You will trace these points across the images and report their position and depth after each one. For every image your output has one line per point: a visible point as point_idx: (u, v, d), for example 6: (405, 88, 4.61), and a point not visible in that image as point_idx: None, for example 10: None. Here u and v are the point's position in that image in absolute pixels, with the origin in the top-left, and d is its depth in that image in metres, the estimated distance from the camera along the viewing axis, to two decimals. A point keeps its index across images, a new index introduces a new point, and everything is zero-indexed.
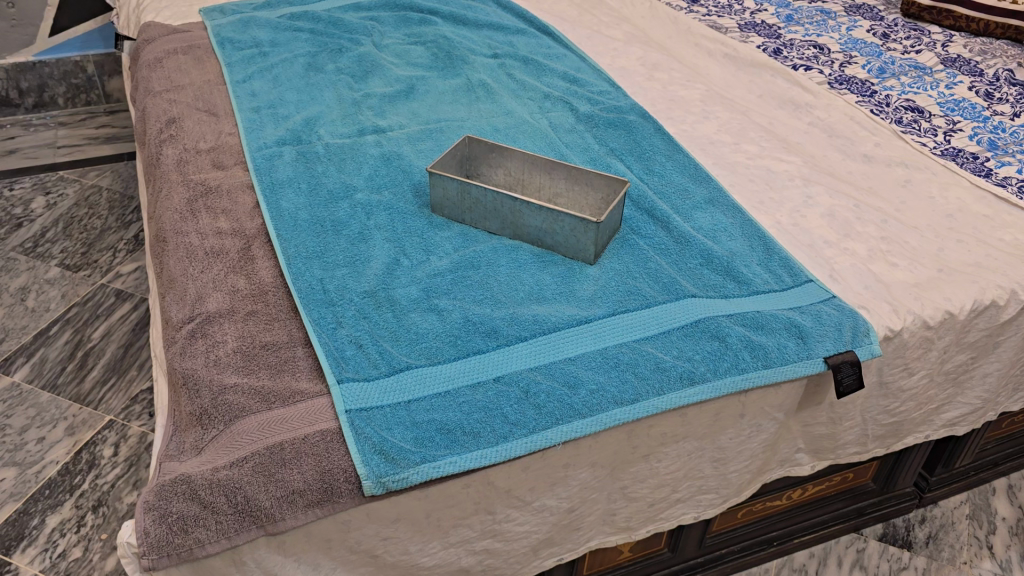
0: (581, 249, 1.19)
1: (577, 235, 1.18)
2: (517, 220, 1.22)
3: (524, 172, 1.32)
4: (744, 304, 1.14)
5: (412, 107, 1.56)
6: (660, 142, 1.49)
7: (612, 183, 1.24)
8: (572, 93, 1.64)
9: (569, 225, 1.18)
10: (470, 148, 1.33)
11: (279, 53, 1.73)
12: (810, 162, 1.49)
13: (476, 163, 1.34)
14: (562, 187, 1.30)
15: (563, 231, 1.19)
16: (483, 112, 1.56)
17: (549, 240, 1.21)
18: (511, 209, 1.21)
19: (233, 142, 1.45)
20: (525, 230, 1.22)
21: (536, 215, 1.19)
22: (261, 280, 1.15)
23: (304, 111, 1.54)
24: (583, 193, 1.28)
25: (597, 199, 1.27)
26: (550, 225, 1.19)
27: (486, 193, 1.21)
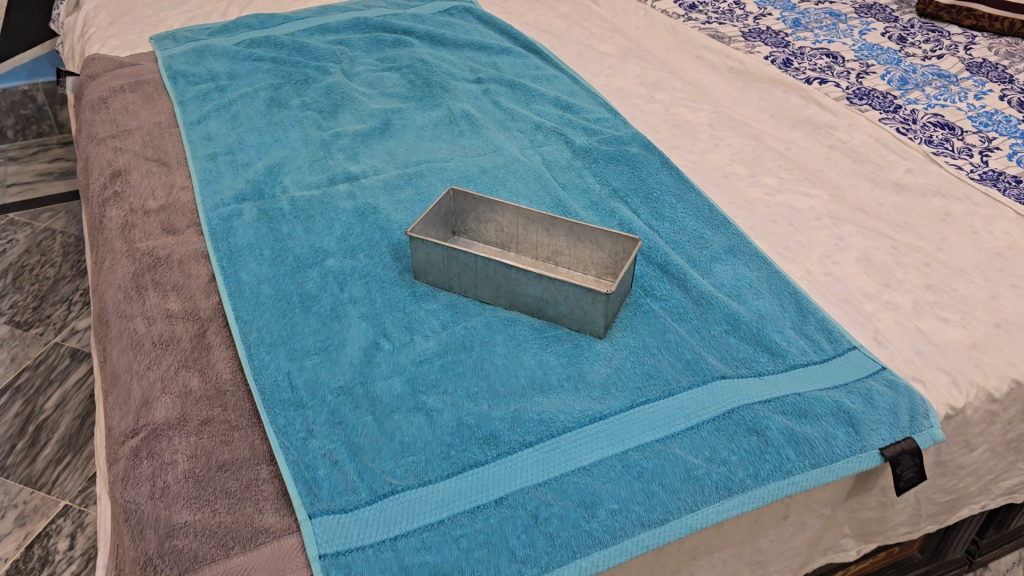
0: (589, 321, 1.03)
1: (583, 307, 1.02)
2: (513, 289, 1.05)
3: (518, 227, 1.15)
4: (782, 385, 0.98)
5: (388, 148, 1.39)
6: (668, 179, 1.33)
7: (621, 240, 1.08)
8: (566, 124, 1.47)
9: (575, 296, 1.01)
10: (455, 201, 1.17)
11: (238, 87, 1.55)
12: (836, 196, 1.33)
13: (462, 216, 1.18)
14: (562, 244, 1.13)
15: (566, 302, 1.03)
16: (468, 149, 1.40)
17: (550, 311, 1.05)
18: (505, 278, 1.05)
19: (186, 199, 1.27)
20: (522, 300, 1.06)
21: (535, 284, 1.03)
22: (218, 376, 0.98)
23: (266, 157, 1.37)
24: (587, 253, 1.12)
25: (603, 258, 1.11)
26: (551, 295, 1.03)
27: (476, 260, 1.05)
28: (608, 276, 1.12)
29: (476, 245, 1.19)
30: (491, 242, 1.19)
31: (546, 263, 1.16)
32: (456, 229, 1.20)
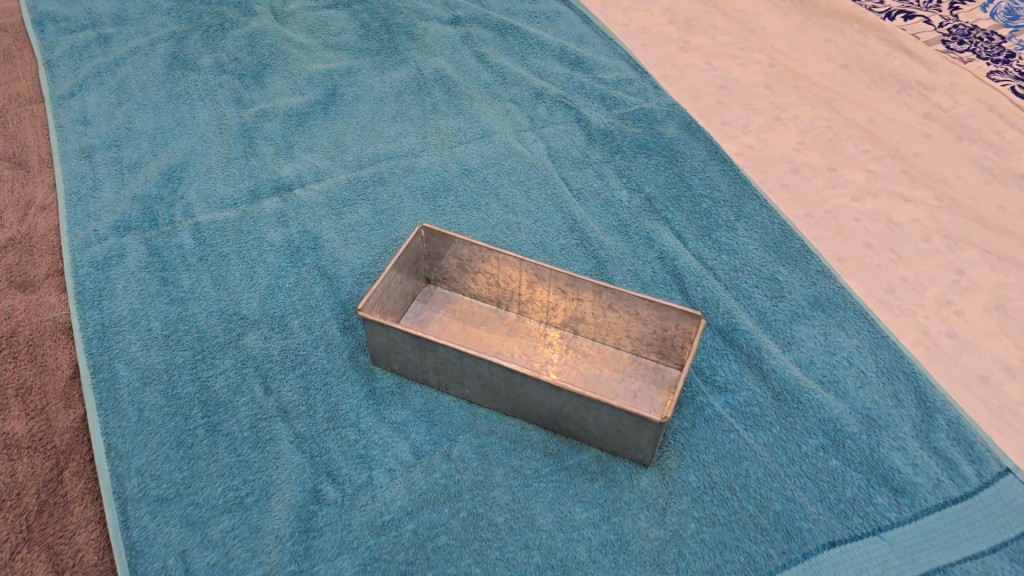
0: (631, 447, 0.70)
1: (624, 430, 0.68)
2: (517, 395, 0.72)
3: (520, 282, 0.80)
4: (914, 552, 0.67)
5: (335, 133, 1.01)
6: (720, 180, 0.97)
7: (678, 315, 0.74)
8: (575, 91, 1.09)
9: (613, 416, 0.68)
10: (429, 243, 0.81)
11: (128, 37, 1.14)
12: (946, 199, 0.98)
13: (439, 262, 0.82)
14: (585, 309, 0.79)
15: (597, 421, 0.69)
16: (443, 135, 1.02)
17: (572, 427, 0.72)
18: (506, 382, 0.71)
19: (46, 226, 0.90)
20: (530, 408, 0.72)
21: (551, 394, 0.69)
22: (75, 559, 0.65)
23: (164, 153, 0.98)
24: (621, 323, 0.78)
25: (646, 333, 0.77)
26: (574, 410, 0.69)
27: (464, 356, 0.70)
28: (651, 355, 0.79)
29: (460, 300, 0.84)
30: (481, 296, 0.84)
31: (560, 329, 0.82)
32: (430, 277, 0.84)
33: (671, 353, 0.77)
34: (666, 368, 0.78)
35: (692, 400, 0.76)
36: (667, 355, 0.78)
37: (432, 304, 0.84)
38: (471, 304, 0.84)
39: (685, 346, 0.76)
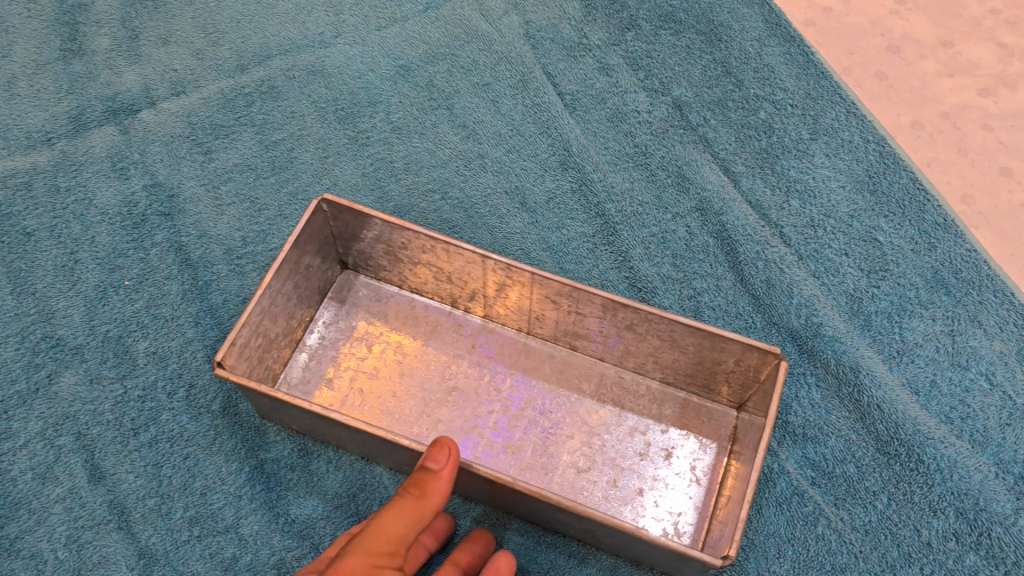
0: (667, 568, 0.44)
1: (654, 553, 0.43)
2: (482, 489, 0.45)
3: (487, 279, 0.51)
4: None
5: (204, 11, 0.67)
6: (784, 73, 0.65)
7: (743, 350, 0.46)
8: None
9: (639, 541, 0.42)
10: (340, 222, 0.51)
11: None
12: None
13: (360, 245, 0.53)
14: (588, 324, 0.50)
15: (609, 537, 0.44)
16: (368, 7, 0.68)
17: (567, 533, 0.46)
18: (464, 476, 0.44)
19: None
20: (501, 502, 0.46)
21: (535, 501, 0.43)
22: None
23: None
24: (645, 346, 0.50)
25: (684, 362, 0.50)
26: (573, 522, 0.43)
27: (394, 442, 0.43)
28: (688, 387, 0.51)
29: (394, 296, 0.55)
30: (425, 290, 0.55)
31: (546, 343, 0.54)
32: (347, 263, 0.55)
33: (720, 388, 0.50)
34: (711, 407, 0.51)
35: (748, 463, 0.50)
36: (714, 391, 0.51)
37: (349, 305, 0.55)
38: (411, 302, 0.55)
39: (746, 385, 0.49)
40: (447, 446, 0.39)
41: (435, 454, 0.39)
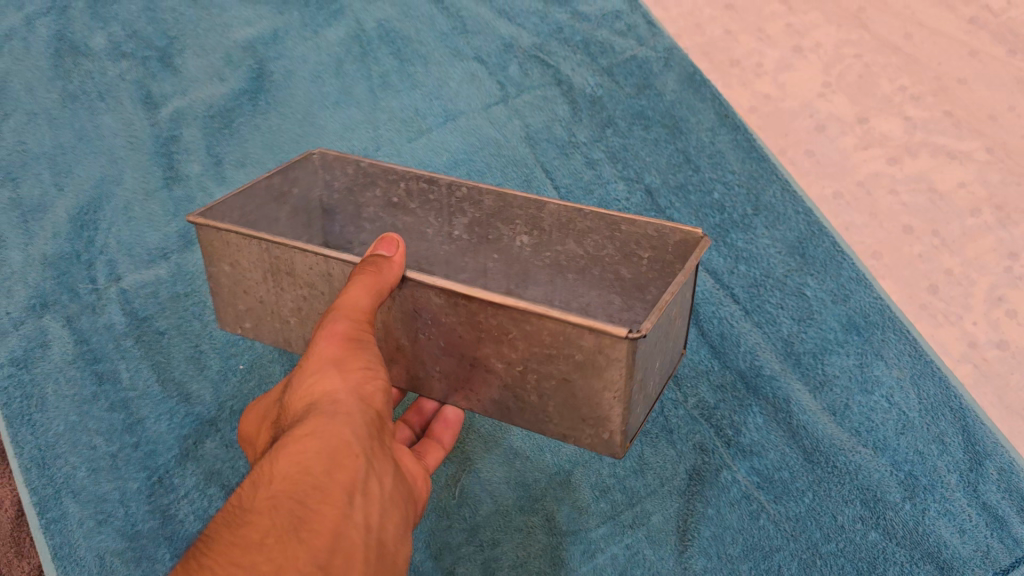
0: (587, 406, 0.52)
1: (571, 375, 0.52)
2: (438, 350, 0.56)
3: (449, 218, 0.69)
4: None
5: (270, 135, 0.86)
6: (732, 158, 0.82)
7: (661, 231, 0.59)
8: (550, 36, 0.90)
9: (560, 348, 0.51)
10: (331, 176, 0.72)
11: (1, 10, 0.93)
12: (998, 149, 0.82)
13: (336, 216, 0.74)
14: (522, 240, 0.66)
15: (541, 374, 0.53)
16: (399, 123, 0.86)
17: (501, 391, 0.55)
18: (422, 322, 0.56)
19: None
20: (457, 368, 0.56)
21: (462, 325, 0.54)
22: None
23: (71, 186, 0.83)
24: (565, 265, 0.66)
25: (591, 279, 0.65)
26: (504, 357, 0.54)
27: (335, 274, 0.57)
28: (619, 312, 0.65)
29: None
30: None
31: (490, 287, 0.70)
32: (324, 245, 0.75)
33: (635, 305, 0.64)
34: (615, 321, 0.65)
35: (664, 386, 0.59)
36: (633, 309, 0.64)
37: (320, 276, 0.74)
38: None
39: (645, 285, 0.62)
40: (394, 240, 0.56)
41: (385, 245, 0.55)
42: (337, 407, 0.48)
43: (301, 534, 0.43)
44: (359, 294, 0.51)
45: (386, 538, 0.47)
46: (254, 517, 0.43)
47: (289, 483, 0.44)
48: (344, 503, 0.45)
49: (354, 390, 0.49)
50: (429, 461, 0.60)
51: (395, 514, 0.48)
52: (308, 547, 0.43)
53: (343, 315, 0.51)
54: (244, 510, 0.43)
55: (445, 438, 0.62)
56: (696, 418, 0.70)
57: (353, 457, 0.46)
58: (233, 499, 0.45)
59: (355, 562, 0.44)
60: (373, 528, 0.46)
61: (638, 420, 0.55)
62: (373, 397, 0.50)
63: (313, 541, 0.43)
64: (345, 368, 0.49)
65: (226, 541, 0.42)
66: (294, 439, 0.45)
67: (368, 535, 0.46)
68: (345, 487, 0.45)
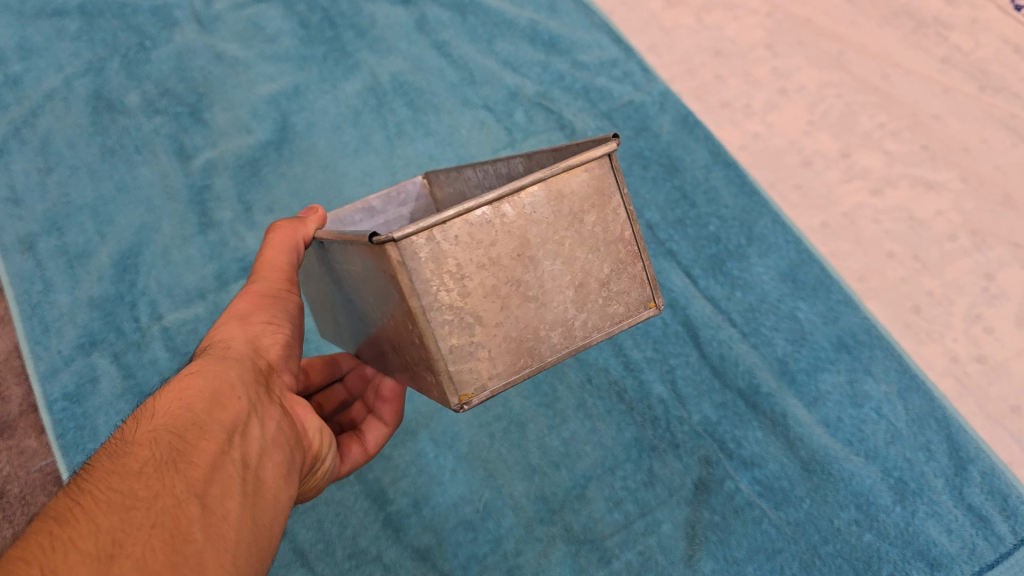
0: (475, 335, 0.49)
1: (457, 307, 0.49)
2: (350, 311, 0.58)
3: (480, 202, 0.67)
4: None
5: (295, 183, 0.93)
6: (726, 193, 0.89)
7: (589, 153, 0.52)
8: (552, 84, 0.97)
9: (376, 282, 0.50)
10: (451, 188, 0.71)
11: (41, 72, 0.99)
12: (972, 178, 0.88)
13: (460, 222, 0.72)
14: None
15: (386, 316, 0.52)
16: (416, 169, 0.93)
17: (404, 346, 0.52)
18: (336, 286, 0.58)
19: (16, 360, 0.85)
20: (362, 329, 0.58)
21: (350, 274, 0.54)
22: None
23: (113, 233, 0.89)
24: None
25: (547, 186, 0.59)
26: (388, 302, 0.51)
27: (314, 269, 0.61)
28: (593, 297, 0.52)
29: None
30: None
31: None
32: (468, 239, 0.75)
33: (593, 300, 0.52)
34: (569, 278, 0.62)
35: (585, 334, 0.53)
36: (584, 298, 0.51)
37: None
38: None
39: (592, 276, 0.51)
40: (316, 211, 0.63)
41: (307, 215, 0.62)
42: (227, 350, 0.51)
43: (178, 466, 0.41)
44: (268, 254, 0.58)
45: (270, 479, 0.45)
46: (134, 446, 0.42)
47: (170, 416, 0.44)
48: (222, 439, 0.43)
49: (246, 342, 0.52)
50: (370, 440, 0.65)
51: (280, 458, 0.47)
52: (184, 476, 0.40)
53: (256, 281, 0.57)
54: (124, 444, 0.42)
55: (388, 415, 0.67)
56: (700, 433, 0.76)
57: (235, 398, 0.46)
58: (114, 440, 0.44)
59: (234, 488, 0.42)
60: (252, 466, 0.44)
61: (497, 369, 0.51)
62: (269, 349, 0.53)
63: (189, 471, 0.41)
64: (242, 325, 0.53)
65: (103, 470, 0.40)
66: (178, 384, 0.46)
67: (248, 471, 0.44)
68: (223, 420, 0.44)
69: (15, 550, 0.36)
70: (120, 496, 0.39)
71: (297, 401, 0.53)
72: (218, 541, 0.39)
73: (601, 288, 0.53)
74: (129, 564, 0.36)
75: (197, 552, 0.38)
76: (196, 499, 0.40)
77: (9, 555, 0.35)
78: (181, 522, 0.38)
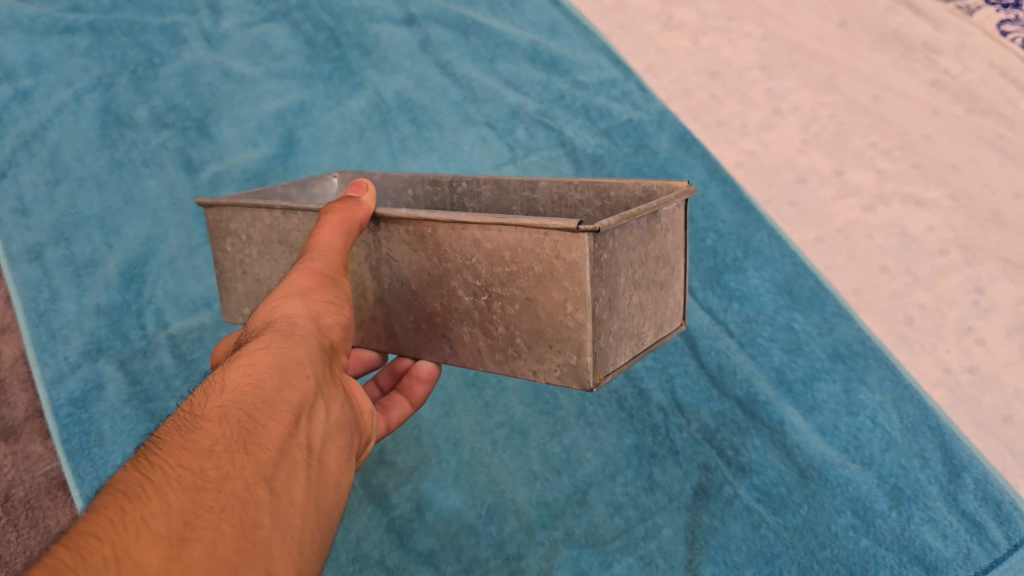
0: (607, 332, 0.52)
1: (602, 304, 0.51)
2: (410, 296, 0.59)
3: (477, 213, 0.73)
4: None
5: None
6: (723, 208, 0.91)
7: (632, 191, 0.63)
8: (553, 103, 1.00)
9: (523, 263, 0.52)
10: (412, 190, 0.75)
11: (50, 87, 0.98)
12: (963, 196, 0.89)
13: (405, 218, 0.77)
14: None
15: (509, 299, 0.54)
16: None
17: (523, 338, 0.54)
18: (403, 270, 0.58)
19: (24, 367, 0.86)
20: (425, 313, 0.59)
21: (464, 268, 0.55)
22: None
23: (120, 244, 0.91)
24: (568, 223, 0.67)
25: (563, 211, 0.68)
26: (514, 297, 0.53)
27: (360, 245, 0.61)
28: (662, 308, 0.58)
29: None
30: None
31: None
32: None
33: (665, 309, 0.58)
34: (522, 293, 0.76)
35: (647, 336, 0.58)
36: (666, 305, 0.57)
37: None
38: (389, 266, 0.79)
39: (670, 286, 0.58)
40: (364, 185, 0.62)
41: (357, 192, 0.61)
42: (292, 330, 0.51)
43: (248, 445, 0.42)
44: (324, 229, 0.57)
45: (328, 464, 0.47)
46: (203, 422, 0.42)
47: (238, 394, 0.44)
48: (288, 421, 0.45)
49: (309, 321, 0.52)
50: (392, 416, 0.67)
51: (338, 444, 0.49)
52: (254, 457, 0.42)
53: (314, 254, 0.56)
54: (193, 418, 0.43)
55: (417, 393, 0.67)
56: (699, 440, 0.77)
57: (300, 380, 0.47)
58: (180, 412, 0.44)
59: (298, 474, 0.43)
60: (314, 451, 0.46)
61: (617, 356, 0.54)
62: (330, 330, 0.53)
63: (258, 453, 0.42)
64: (303, 302, 0.53)
65: (172, 443, 0.41)
66: (245, 360, 0.47)
67: (309, 455, 0.45)
68: (291, 403, 0.45)
69: (84, 518, 0.36)
70: (193, 473, 0.39)
71: (351, 383, 0.54)
72: (284, 528, 0.41)
73: (669, 296, 0.58)
74: (201, 547, 0.37)
75: (264, 538, 0.39)
76: (265, 483, 0.41)
77: (80, 524, 0.36)
78: (252, 506, 0.40)
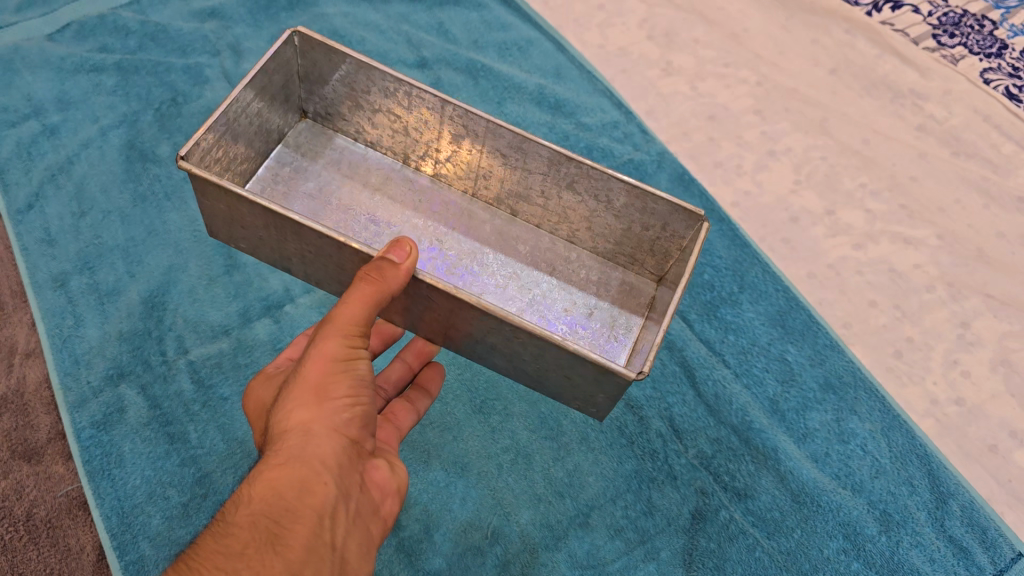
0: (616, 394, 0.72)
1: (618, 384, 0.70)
2: (445, 320, 0.72)
3: (474, 140, 0.83)
4: None
5: None
6: (719, 245, 0.95)
7: (665, 208, 0.77)
8: (558, 143, 1.03)
9: (560, 359, 0.68)
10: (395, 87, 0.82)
11: (77, 124, 1.03)
12: (948, 235, 0.95)
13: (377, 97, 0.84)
14: (530, 178, 0.83)
15: (546, 363, 0.70)
16: None
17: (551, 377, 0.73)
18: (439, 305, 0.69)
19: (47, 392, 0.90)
20: (455, 330, 0.73)
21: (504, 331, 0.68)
22: None
23: (141, 274, 0.94)
24: (572, 188, 0.81)
25: (568, 175, 0.80)
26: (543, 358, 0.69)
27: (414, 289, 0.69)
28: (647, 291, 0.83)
29: (370, 154, 0.91)
30: (376, 138, 0.90)
31: (534, 184, 0.83)
32: (316, 117, 0.91)
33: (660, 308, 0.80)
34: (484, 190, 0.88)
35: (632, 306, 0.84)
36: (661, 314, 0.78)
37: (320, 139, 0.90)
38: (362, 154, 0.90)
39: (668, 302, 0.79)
40: (406, 248, 0.66)
41: (398, 252, 0.66)
42: (314, 433, 0.61)
43: (276, 549, 0.57)
44: (352, 307, 0.64)
45: (350, 550, 0.61)
46: (236, 532, 0.56)
47: (266, 503, 0.58)
48: (311, 524, 0.59)
49: (330, 420, 0.62)
50: (420, 406, 0.78)
51: (359, 529, 0.62)
52: (280, 559, 0.56)
53: (341, 337, 0.64)
54: (230, 524, 0.57)
55: (434, 388, 0.80)
56: (696, 466, 0.81)
57: (321, 484, 0.60)
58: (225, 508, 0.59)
59: (321, 569, 0.58)
60: (337, 546, 0.60)
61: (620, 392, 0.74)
62: (350, 421, 0.63)
63: (283, 554, 0.57)
64: (325, 398, 0.62)
65: (213, 548, 0.56)
66: (274, 467, 0.60)
67: (333, 551, 0.59)
68: (311, 509, 0.59)
69: None
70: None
71: (375, 458, 0.66)
72: None
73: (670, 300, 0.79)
74: None
75: None
76: None
77: None
78: None
